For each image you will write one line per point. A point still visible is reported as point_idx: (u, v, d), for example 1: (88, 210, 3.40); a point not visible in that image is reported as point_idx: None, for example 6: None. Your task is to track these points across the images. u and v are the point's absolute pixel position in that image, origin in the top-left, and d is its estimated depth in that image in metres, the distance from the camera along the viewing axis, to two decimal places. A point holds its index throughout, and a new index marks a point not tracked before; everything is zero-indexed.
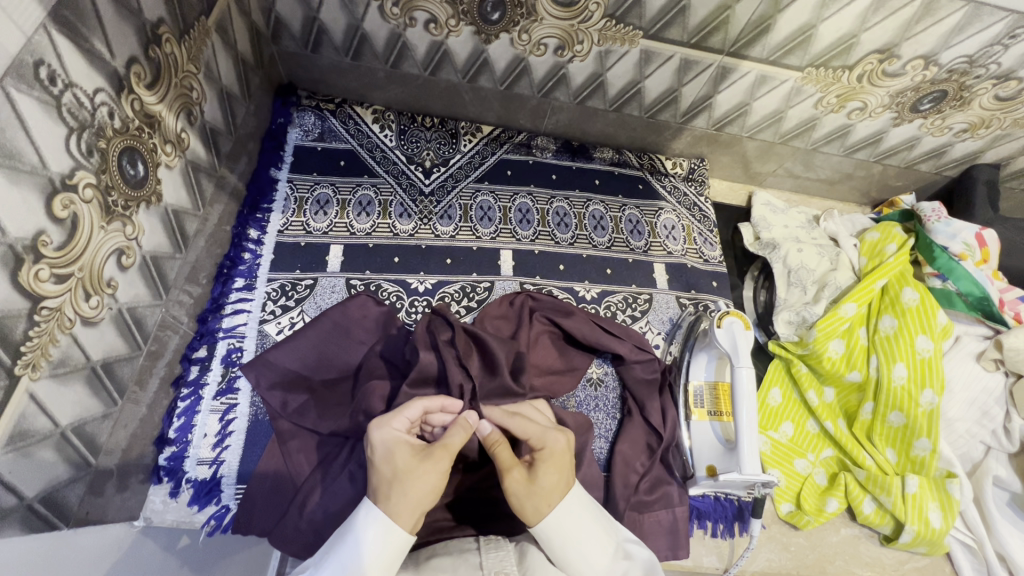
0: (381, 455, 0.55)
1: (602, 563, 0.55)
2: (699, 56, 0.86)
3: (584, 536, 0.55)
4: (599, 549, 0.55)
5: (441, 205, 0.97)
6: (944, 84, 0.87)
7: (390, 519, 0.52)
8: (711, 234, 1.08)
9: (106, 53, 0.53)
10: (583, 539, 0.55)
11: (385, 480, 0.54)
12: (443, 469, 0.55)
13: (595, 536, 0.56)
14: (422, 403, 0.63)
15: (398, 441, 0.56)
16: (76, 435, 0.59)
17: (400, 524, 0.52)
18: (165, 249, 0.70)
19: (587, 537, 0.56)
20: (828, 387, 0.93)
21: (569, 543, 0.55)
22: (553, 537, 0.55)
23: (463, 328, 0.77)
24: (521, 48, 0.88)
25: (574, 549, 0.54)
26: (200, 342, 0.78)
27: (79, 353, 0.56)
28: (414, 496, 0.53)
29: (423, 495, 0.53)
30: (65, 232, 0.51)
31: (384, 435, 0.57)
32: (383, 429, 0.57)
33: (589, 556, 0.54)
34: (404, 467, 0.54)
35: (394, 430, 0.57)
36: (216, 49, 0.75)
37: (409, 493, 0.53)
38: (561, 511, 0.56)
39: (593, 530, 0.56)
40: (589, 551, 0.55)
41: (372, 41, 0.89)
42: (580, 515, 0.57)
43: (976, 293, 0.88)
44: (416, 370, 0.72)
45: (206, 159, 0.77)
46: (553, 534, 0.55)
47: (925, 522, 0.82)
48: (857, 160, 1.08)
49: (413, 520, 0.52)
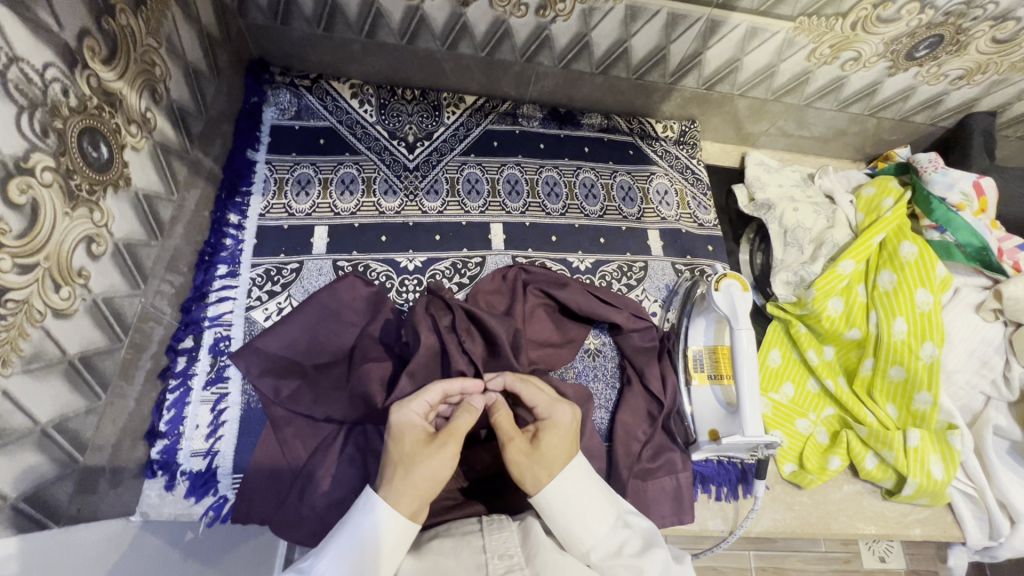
0: (392, 436, 0.55)
1: (602, 533, 0.54)
2: (686, 10, 0.82)
3: (585, 505, 0.55)
4: (600, 519, 0.55)
5: (427, 180, 0.94)
6: (940, 28, 0.84)
7: (389, 504, 0.51)
8: (705, 198, 1.06)
9: (53, 24, 0.49)
10: (583, 508, 0.54)
11: (392, 461, 0.54)
12: (451, 457, 0.54)
13: (597, 506, 0.55)
14: (443, 387, 0.60)
15: (409, 425, 0.56)
16: (59, 432, 0.57)
17: (399, 510, 0.51)
18: (138, 236, 0.67)
19: (587, 505, 0.55)
20: (828, 345, 0.92)
21: (569, 514, 0.54)
22: (552, 510, 0.54)
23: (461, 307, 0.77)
24: (501, 10, 0.84)
25: (574, 520, 0.54)
26: (186, 332, 0.76)
27: (54, 347, 0.54)
28: (417, 480, 0.52)
29: (424, 481, 0.52)
30: (25, 219, 0.48)
31: (400, 415, 0.56)
32: (399, 411, 0.57)
33: (588, 525, 0.54)
34: (412, 451, 0.54)
35: (410, 412, 0.57)
36: (178, 22, 0.71)
37: (411, 479, 0.52)
38: (563, 479, 0.55)
39: (595, 500, 0.55)
40: (588, 521, 0.54)
41: (344, 9, 0.85)
42: (581, 483, 0.56)
43: (976, 242, 0.86)
44: (420, 350, 0.71)
45: (176, 141, 0.74)
46: (552, 504, 0.54)
47: (928, 474, 0.82)
48: (852, 114, 1.06)
49: (412, 507, 0.51)
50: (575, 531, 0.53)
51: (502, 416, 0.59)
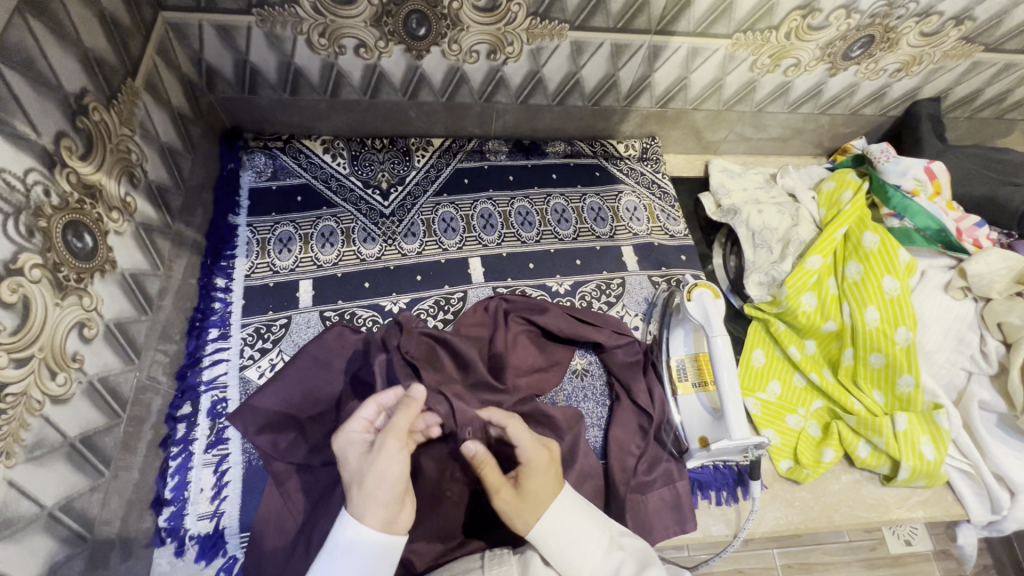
0: (343, 459, 0.57)
1: (598, 558, 0.56)
2: (628, 39, 0.87)
3: (577, 533, 0.57)
4: (594, 544, 0.57)
5: (404, 223, 0.98)
6: (870, 29, 0.89)
7: (354, 518, 0.52)
8: (673, 209, 1.09)
9: (31, 133, 0.53)
10: (576, 536, 0.57)
11: (348, 480, 0.55)
12: (394, 454, 0.54)
13: (589, 531, 0.57)
14: (377, 400, 0.61)
15: (354, 443, 0.58)
16: (65, 513, 0.59)
17: (361, 520, 0.52)
18: (128, 314, 0.70)
19: (580, 534, 0.57)
20: (808, 339, 0.94)
21: (564, 543, 0.56)
22: (548, 541, 0.56)
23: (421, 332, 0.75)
24: (454, 58, 0.89)
25: (570, 550, 0.56)
26: (183, 398, 0.78)
27: (54, 432, 0.56)
28: (370, 488, 0.52)
29: (377, 483, 0.53)
30: (17, 316, 0.51)
31: (345, 440, 0.58)
32: (343, 435, 0.59)
33: (584, 552, 0.56)
34: (358, 462, 0.55)
35: (352, 433, 0.59)
36: (149, 108, 0.75)
37: (362, 487, 0.53)
38: (552, 514, 0.57)
39: (588, 527, 0.58)
40: (583, 548, 0.56)
41: (307, 75, 0.89)
42: (571, 511, 0.58)
43: (934, 226, 0.90)
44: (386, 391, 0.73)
45: (157, 218, 0.77)
46: (547, 538, 0.56)
47: (920, 456, 0.83)
48: (804, 114, 1.10)
49: (371, 513, 0.52)
50: (573, 560, 0.55)
51: (488, 469, 0.58)
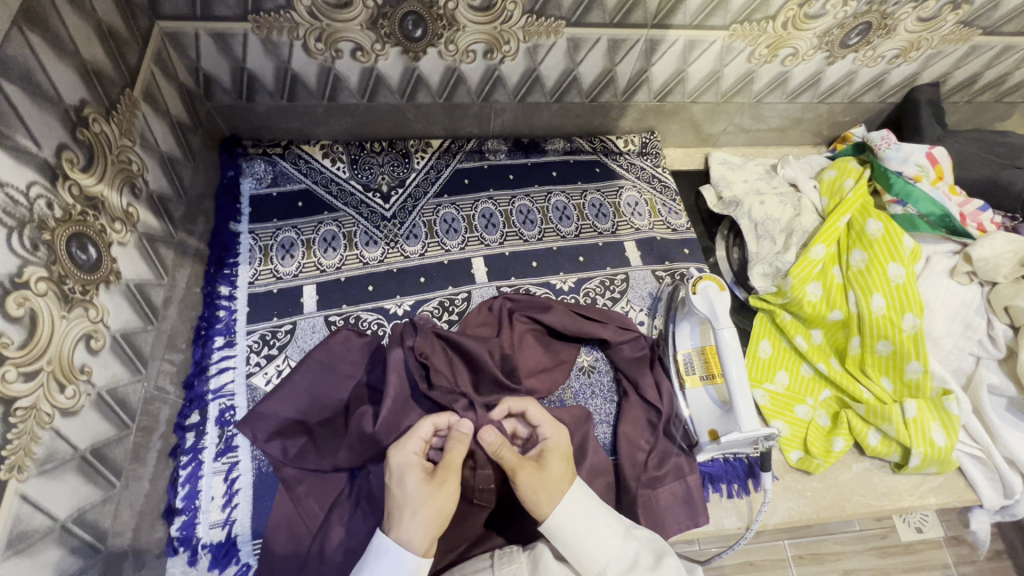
0: (397, 478, 0.57)
1: (614, 546, 0.56)
2: (625, 34, 0.87)
3: (592, 521, 0.57)
4: (610, 532, 0.57)
5: (405, 226, 0.98)
6: (867, 16, 0.89)
7: (404, 545, 0.53)
8: (675, 203, 1.09)
9: (32, 146, 0.53)
10: (591, 525, 0.56)
11: (400, 503, 0.56)
12: (454, 492, 0.57)
13: (603, 521, 0.57)
14: (433, 420, 0.64)
15: (411, 464, 0.58)
16: (78, 526, 0.59)
17: (416, 550, 0.53)
18: (134, 324, 0.70)
19: (596, 524, 0.57)
20: (815, 329, 0.94)
21: (580, 531, 0.56)
22: (564, 531, 0.56)
23: (433, 334, 0.79)
24: (451, 59, 0.88)
25: (586, 537, 0.55)
26: (191, 407, 0.78)
27: (65, 445, 0.56)
28: (427, 519, 0.54)
29: (435, 516, 0.55)
30: (24, 330, 0.51)
31: (400, 457, 0.59)
32: (400, 451, 0.59)
33: (601, 542, 0.55)
34: (418, 490, 0.56)
35: (410, 452, 0.59)
36: (149, 118, 0.75)
37: (421, 518, 0.54)
38: (567, 502, 0.57)
39: (602, 517, 0.57)
40: (599, 536, 0.56)
41: (304, 80, 0.89)
42: (584, 502, 0.58)
43: (937, 211, 0.90)
44: (388, 396, 0.73)
45: (159, 228, 0.77)
46: (564, 524, 0.56)
47: (930, 442, 0.83)
48: (803, 103, 1.10)
49: (428, 545, 0.54)
50: (590, 547, 0.55)
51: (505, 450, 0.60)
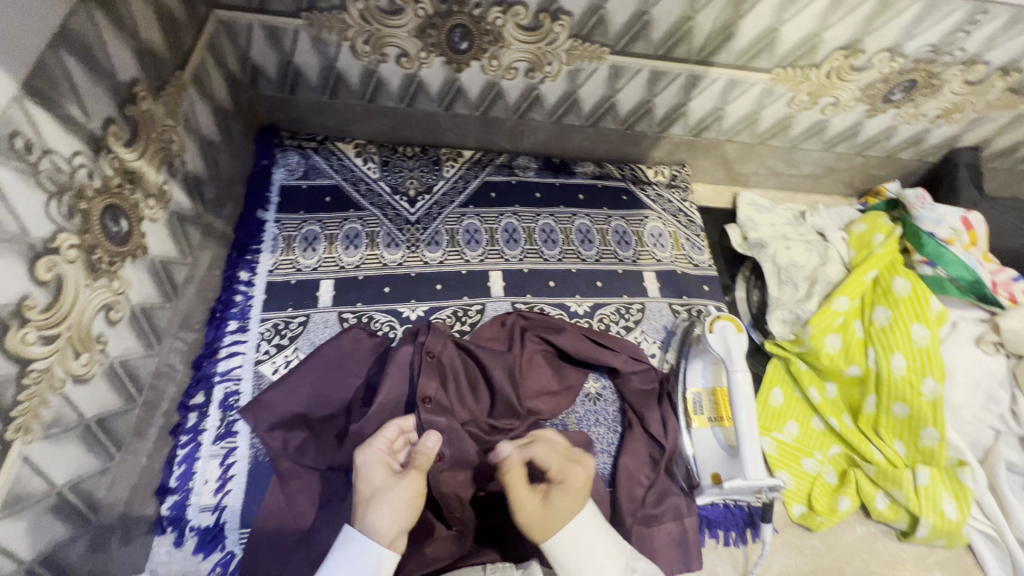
0: (362, 474, 0.60)
1: None
2: (668, 67, 0.87)
3: (590, 550, 0.56)
4: (608, 565, 0.56)
5: (428, 232, 0.98)
6: (913, 73, 0.88)
7: (367, 535, 0.54)
8: (699, 239, 1.08)
9: (82, 117, 0.54)
10: (590, 553, 0.56)
11: (364, 497, 0.58)
12: (415, 480, 0.58)
13: (602, 551, 0.57)
14: (398, 422, 0.67)
15: (376, 462, 0.61)
16: (74, 493, 0.59)
17: (379, 540, 0.53)
18: (154, 300, 0.71)
19: (594, 552, 0.56)
20: (830, 382, 0.92)
21: (578, 557, 0.56)
22: (564, 552, 0.56)
23: (447, 336, 0.77)
24: (493, 73, 0.89)
25: (582, 565, 0.56)
26: (197, 388, 0.79)
27: (72, 412, 0.57)
28: (386, 510, 0.55)
29: (402, 510, 0.56)
30: (50, 294, 0.51)
31: (366, 456, 0.61)
32: (365, 451, 0.62)
33: (597, 570, 0.56)
34: (378, 483, 0.58)
35: (374, 450, 0.62)
36: (194, 101, 0.77)
37: (382, 508, 0.55)
38: (576, 523, 0.57)
39: (601, 544, 0.57)
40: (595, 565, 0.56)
41: (347, 79, 0.91)
42: (588, 526, 0.58)
43: (968, 276, 0.88)
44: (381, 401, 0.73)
45: (190, 208, 0.79)
46: (560, 551, 0.56)
47: (940, 514, 0.80)
48: (838, 153, 1.09)
49: (391, 536, 0.54)
50: (588, 574, 0.55)
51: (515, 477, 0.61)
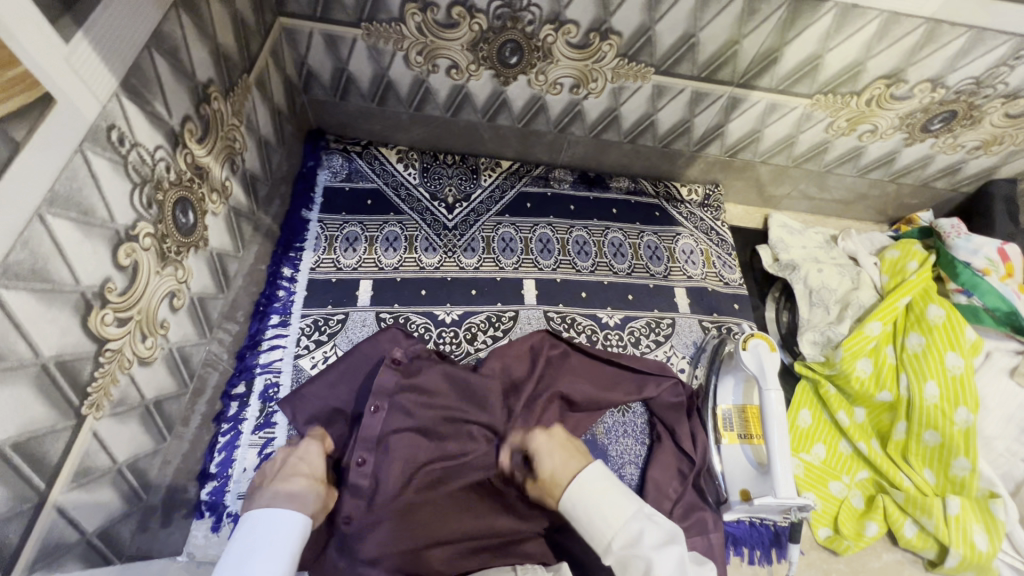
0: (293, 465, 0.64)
1: (620, 521, 0.56)
2: (710, 88, 0.90)
3: (602, 497, 0.58)
4: (619, 510, 0.57)
5: (464, 238, 1.01)
6: (953, 105, 0.89)
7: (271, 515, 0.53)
8: (730, 257, 1.09)
9: (165, 113, 0.58)
10: (601, 500, 0.58)
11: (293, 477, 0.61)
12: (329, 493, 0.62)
13: (613, 496, 0.58)
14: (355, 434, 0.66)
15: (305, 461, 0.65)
16: (130, 471, 0.61)
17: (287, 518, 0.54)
18: (209, 290, 0.74)
19: (604, 497, 0.58)
20: (859, 407, 0.92)
21: (590, 505, 0.58)
22: (577, 503, 0.59)
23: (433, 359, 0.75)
24: (539, 88, 0.92)
25: (595, 513, 0.58)
26: (240, 377, 0.81)
27: (136, 392, 0.59)
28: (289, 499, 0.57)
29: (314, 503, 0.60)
30: (126, 279, 0.54)
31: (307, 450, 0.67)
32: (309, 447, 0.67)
33: (607, 515, 0.57)
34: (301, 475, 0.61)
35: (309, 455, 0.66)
36: (256, 103, 0.81)
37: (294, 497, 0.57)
38: (584, 473, 0.61)
39: (611, 491, 0.59)
40: (607, 516, 0.57)
41: (397, 87, 0.94)
42: (597, 476, 0.60)
43: (1004, 307, 0.87)
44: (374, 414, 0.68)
45: (245, 204, 0.82)
46: (574, 502, 0.59)
47: (971, 545, 0.80)
48: (872, 180, 1.10)
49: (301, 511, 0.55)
50: (599, 519, 0.57)
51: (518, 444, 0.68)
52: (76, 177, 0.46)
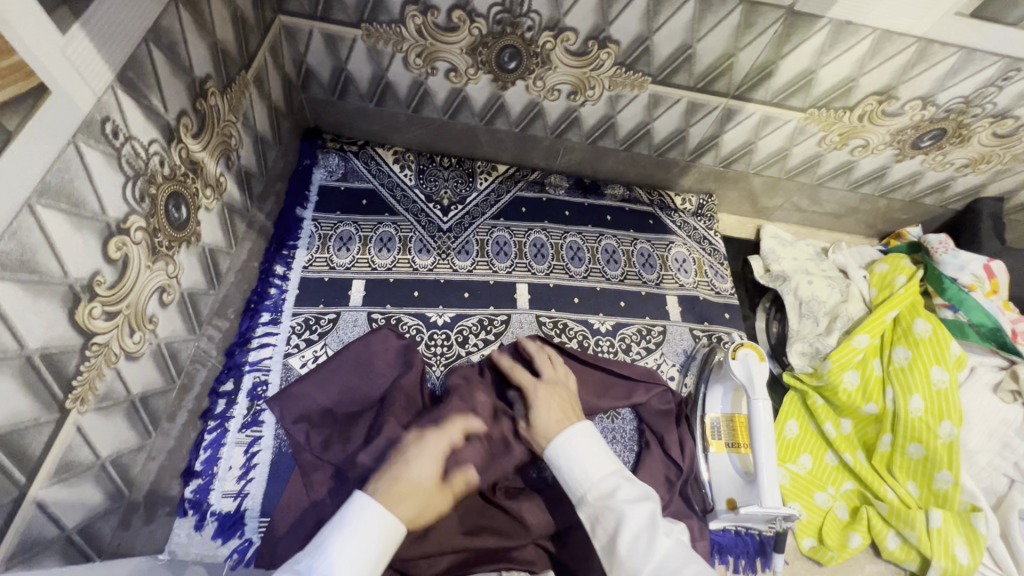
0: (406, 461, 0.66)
1: (597, 477, 0.59)
2: (705, 99, 0.91)
3: (584, 454, 0.61)
4: (598, 467, 0.60)
5: (459, 241, 1.01)
6: (943, 122, 0.91)
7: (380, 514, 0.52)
8: (722, 267, 1.10)
9: (161, 107, 0.57)
10: (583, 457, 0.61)
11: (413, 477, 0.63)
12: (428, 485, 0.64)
13: (594, 456, 0.61)
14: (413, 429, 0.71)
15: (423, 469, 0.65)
16: (113, 467, 0.61)
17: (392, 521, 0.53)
18: (200, 286, 0.73)
19: (587, 455, 0.61)
20: (846, 418, 0.92)
21: (572, 459, 0.61)
22: (560, 456, 0.62)
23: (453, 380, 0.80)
24: (536, 93, 0.93)
25: (575, 465, 0.60)
26: (228, 375, 0.80)
27: (122, 387, 0.59)
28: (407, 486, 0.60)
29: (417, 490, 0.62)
30: (116, 272, 0.54)
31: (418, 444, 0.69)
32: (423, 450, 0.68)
33: (587, 470, 0.60)
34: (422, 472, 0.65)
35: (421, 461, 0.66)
36: (253, 100, 0.81)
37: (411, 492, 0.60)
38: (567, 431, 0.63)
39: (594, 451, 0.61)
40: (582, 471, 0.60)
41: (396, 89, 0.94)
42: (583, 436, 0.62)
43: (989, 323, 0.88)
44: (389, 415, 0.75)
45: (239, 200, 0.82)
46: (558, 455, 0.62)
47: (952, 557, 0.80)
48: (863, 194, 1.11)
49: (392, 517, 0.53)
50: (576, 471, 0.60)
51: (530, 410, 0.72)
52: (68, 168, 0.46)
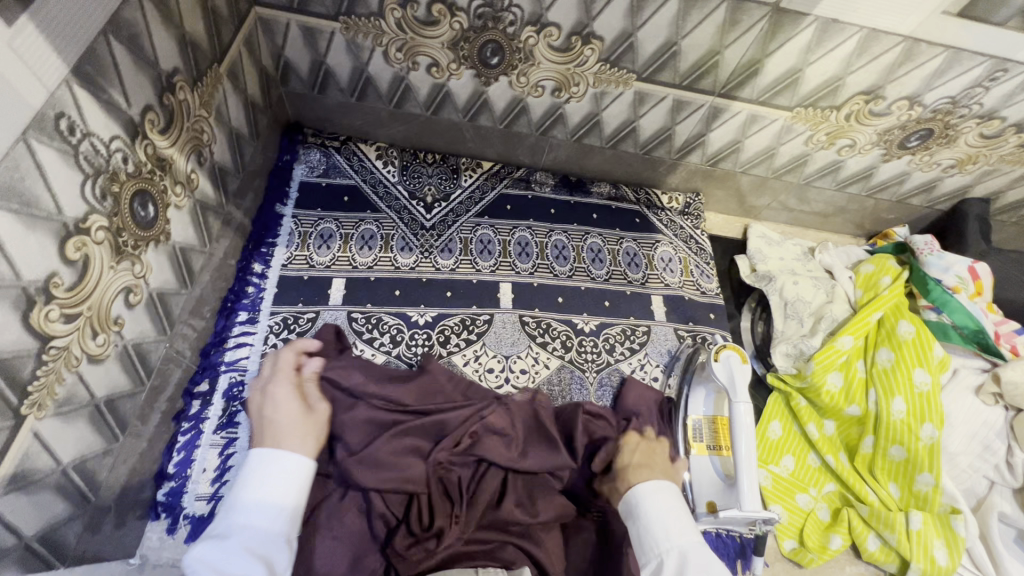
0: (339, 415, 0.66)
1: (675, 540, 0.60)
2: (691, 97, 0.89)
3: (667, 516, 0.63)
4: (678, 532, 0.61)
5: (442, 239, 0.99)
6: (930, 123, 0.90)
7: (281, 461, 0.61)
8: (708, 266, 1.09)
9: (123, 102, 0.55)
10: (667, 517, 0.63)
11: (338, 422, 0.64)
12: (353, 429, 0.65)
13: (678, 523, 0.62)
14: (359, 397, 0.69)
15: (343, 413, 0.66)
16: (76, 471, 0.59)
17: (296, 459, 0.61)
18: (171, 285, 0.71)
19: (671, 517, 0.63)
20: (829, 420, 0.92)
21: (654, 515, 0.63)
22: (641, 510, 0.64)
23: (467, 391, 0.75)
24: (520, 90, 0.91)
25: (655, 521, 0.62)
26: (203, 375, 0.79)
27: (85, 391, 0.57)
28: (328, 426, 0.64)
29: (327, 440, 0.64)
30: (75, 273, 0.52)
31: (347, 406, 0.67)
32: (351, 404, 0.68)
33: (666, 528, 0.61)
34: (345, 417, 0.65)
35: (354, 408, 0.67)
36: (227, 94, 0.79)
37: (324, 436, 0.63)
38: (659, 492, 0.65)
39: (679, 516, 0.63)
40: (675, 527, 0.62)
41: (376, 84, 0.92)
42: (671, 503, 0.64)
43: (972, 326, 0.89)
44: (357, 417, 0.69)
45: (213, 197, 0.80)
46: (638, 506, 0.65)
47: (931, 559, 0.80)
48: (850, 194, 1.11)
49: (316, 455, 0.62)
50: (655, 528, 0.62)
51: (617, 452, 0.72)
52: (18, 167, 0.44)
